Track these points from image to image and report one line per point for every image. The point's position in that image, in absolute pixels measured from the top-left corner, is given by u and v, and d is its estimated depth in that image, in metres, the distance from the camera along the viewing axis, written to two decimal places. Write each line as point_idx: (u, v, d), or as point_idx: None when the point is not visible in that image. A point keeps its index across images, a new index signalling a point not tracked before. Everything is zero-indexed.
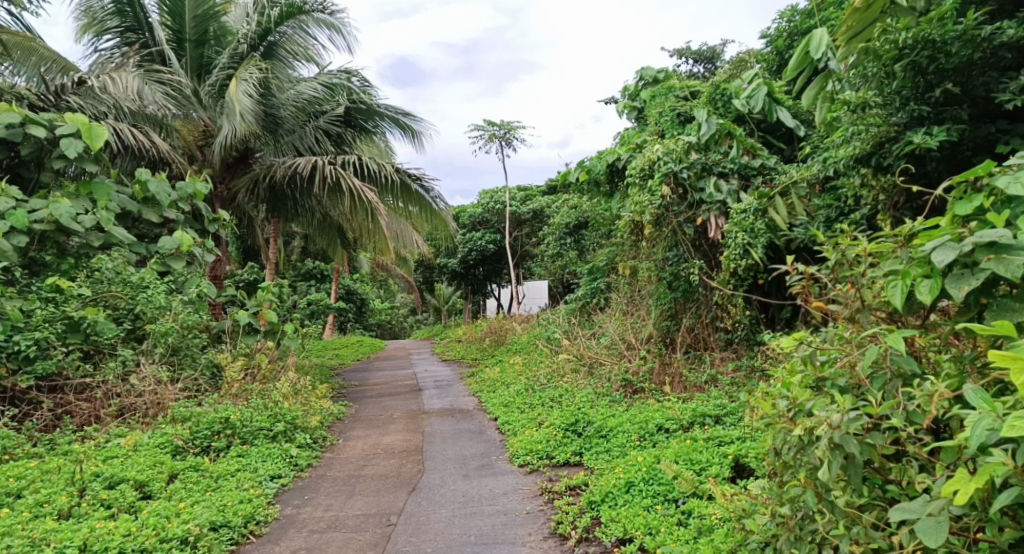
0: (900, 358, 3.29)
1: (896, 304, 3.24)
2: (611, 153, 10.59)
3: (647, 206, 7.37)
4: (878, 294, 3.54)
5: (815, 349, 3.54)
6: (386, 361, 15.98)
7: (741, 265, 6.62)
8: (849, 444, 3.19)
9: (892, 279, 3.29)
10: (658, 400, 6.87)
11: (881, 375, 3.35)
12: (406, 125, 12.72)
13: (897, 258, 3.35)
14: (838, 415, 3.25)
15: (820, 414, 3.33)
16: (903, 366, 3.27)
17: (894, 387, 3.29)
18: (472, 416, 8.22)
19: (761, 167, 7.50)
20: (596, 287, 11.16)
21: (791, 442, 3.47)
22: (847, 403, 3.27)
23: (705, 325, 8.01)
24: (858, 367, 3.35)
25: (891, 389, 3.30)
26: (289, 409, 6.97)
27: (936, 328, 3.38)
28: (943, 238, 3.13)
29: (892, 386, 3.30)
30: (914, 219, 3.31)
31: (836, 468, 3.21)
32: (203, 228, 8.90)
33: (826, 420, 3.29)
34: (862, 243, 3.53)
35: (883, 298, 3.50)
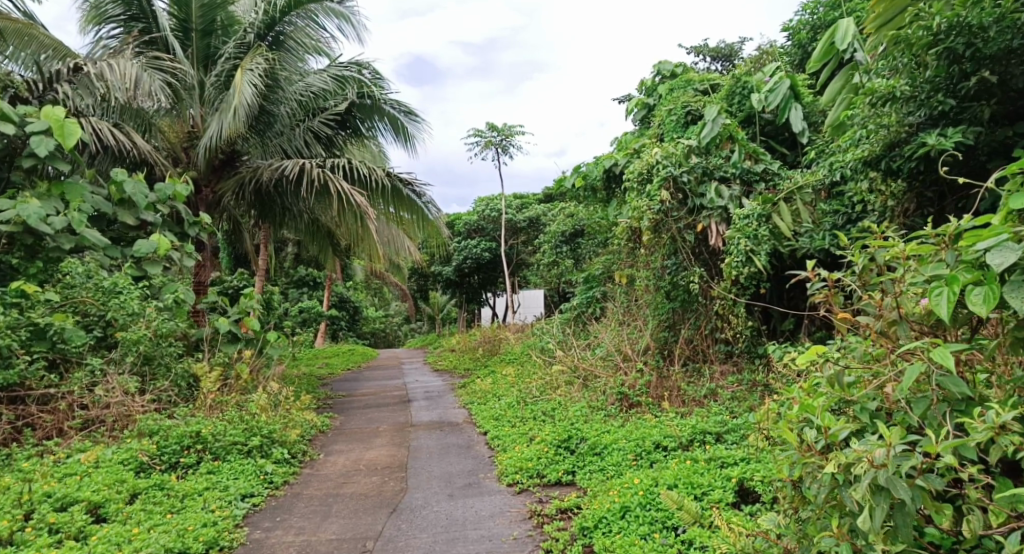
0: (946, 379, 3.03)
1: (943, 316, 2.94)
2: (608, 157, 10.27)
3: (645, 211, 7.06)
4: (916, 305, 3.25)
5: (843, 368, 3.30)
6: (376, 370, 15.60)
7: (743, 273, 6.29)
8: (898, 487, 2.89)
9: (937, 287, 2.99)
10: (655, 415, 6.54)
11: (924, 398, 3.10)
12: (399, 128, 12.42)
13: (940, 262, 3.10)
14: (883, 452, 2.96)
15: (860, 449, 3.04)
16: (951, 388, 3.01)
17: (940, 413, 3.05)
18: (461, 430, 7.86)
19: (764, 172, 7.14)
20: (591, 296, 10.86)
21: (820, 481, 3.17)
22: (894, 438, 2.98)
23: (705, 336, 7.66)
24: (895, 392, 3.12)
25: (935, 415, 3.05)
26: (267, 421, 6.61)
27: (979, 347, 3.14)
28: (999, 237, 2.86)
29: (937, 412, 3.04)
30: (962, 217, 3.03)
31: (881, 515, 2.90)
32: (183, 231, 8.60)
33: (866, 457, 3.00)
34: (898, 244, 3.25)
35: (922, 309, 3.22)
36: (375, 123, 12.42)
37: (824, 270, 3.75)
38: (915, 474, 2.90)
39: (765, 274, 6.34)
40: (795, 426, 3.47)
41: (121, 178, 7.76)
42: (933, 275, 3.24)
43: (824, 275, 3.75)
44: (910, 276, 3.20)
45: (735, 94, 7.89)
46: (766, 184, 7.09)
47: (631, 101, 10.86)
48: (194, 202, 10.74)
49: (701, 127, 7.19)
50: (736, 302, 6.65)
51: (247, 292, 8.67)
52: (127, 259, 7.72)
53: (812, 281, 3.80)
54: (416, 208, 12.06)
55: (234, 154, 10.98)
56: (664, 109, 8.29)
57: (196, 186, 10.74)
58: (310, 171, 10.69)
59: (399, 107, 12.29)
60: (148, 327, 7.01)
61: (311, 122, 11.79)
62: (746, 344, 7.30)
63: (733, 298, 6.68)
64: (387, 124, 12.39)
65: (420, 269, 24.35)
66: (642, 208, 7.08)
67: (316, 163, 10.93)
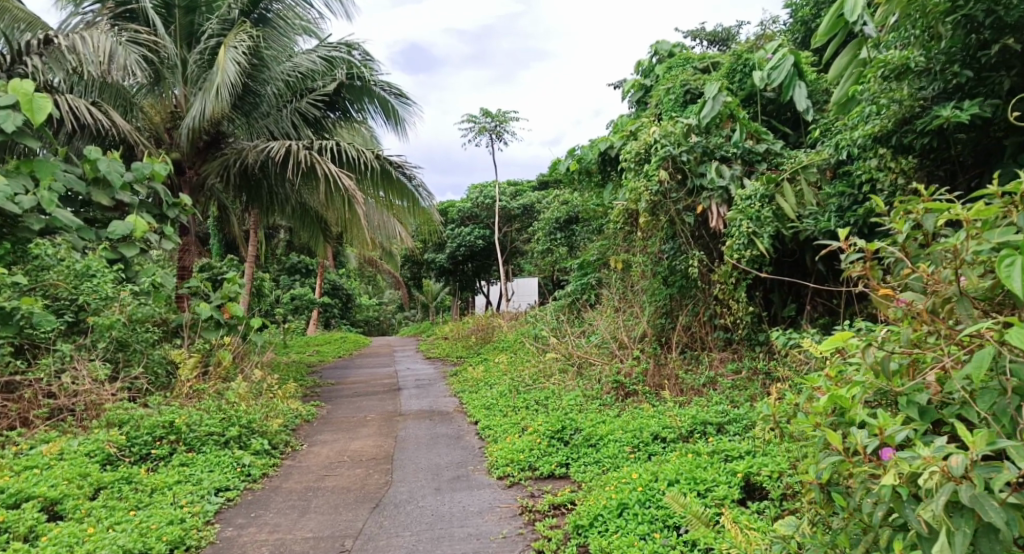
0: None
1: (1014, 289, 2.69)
2: (604, 139, 9.95)
3: (642, 192, 6.75)
4: (979, 283, 2.99)
5: (891, 353, 3.00)
6: (367, 358, 15.31)
7: (745, 256, 6.02)
8: (986, 508, 2.56)
9: (1010, 256, 2.73)
10: (653, 404, 6.28)
11: (992, 390, 2.79)
12: (389, 110, 12.04)
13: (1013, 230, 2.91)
14: (965, 463, 2.64)
15: (933, 457, 2.70)
16: None
17: (1011, 406, 2.74)
18: (451, 419, 7.58)
19: (767, 151, 6.84)
20: (586, 282, 10.58)
21: (878, 496, 2.81)
22: (978, 446, 2.66)
23: (703, 323, 7.39)
24: (959, 381, 2.82)
25: (1005, 409, 2.75)
26: (246, 411, 6.31)
27: None
28: None
29: (1008, 405, 2.75)
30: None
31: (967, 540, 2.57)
32: (162, 214, 8.28)
33: (940, 467, 2.68)
34: (962, 209, 3.01)
35: (987, 284, 2.97)
36: (365, 104, 12.07)
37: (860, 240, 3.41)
38: (996, 485, 2.58)
39: (768, 257, 6.06)
40: (823, 420, 3.18)
41: (95, 156, 7.46)
42: (970, 249, 2.96)
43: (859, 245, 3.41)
44: (975, 245, 2.95)
45: (736, 72, 7.57)
46: (770, 165, 6.78)
47: (627, 82, 10.55)
48: (177, 185, 10.38)
49: (701, 106, 6.81)
50: (737, 286, 6.35)
51: (230, 276, 8.35)
52: (102, 241, 7.44)
53: (847, 252, 3.48)
54: (407, 191, 11.73)
55: (218, 135, 10.62)
56: (662, 88, 7.96)
57: (179, 168, 10.38)
58: (297, 153, 10.33)
59: (389, 88, 11.92)
60: (122, 311, 6.71)
61: (298, 103, 11.43)
62: (748, 332, 7.02)
63: (734, 283, 6.38)
64: (377, 106, 12.04)
65: (413, 256, 24.03)
66: (640, 189, 6.77)
67: (303, 145, 10.58)
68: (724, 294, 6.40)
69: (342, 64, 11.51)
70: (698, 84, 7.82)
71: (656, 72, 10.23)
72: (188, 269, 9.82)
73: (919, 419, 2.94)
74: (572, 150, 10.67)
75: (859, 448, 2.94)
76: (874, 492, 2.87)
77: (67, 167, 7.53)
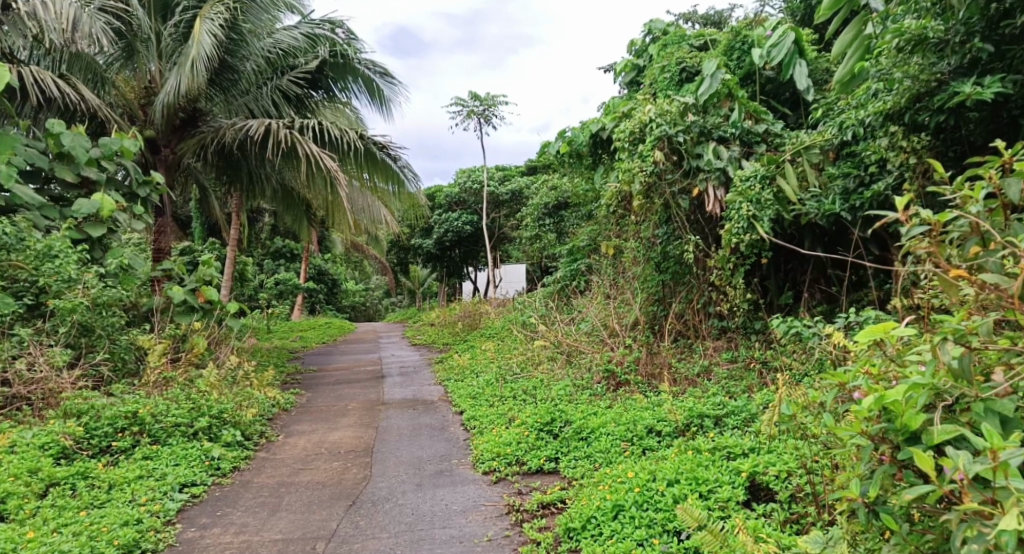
0: None
1: None
2: (595, 121, 9.61)
3: (637, 172, 6.43)
4: None
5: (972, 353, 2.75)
6: (351, 345, 14.95)
7: (744, 241, 5.72)
8: None
9: None
10: (648, 394, 6.00)
11: None
12: (374, 89, 11.62)
13: None
14: None
15: None
16: None
17: None
18: (435, 409, 7.27)
19: (765, 133, 6.50)
20: (576, 268, 10.27)
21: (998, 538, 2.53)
22: None
23: (696, 310, 7.13)
24: None
25: None
26: (217, 400, 5.97)
27: None
28: None
29: None
30: None
31: None
32: (131, 191, 7.91)
33: None
34: None
35: None
36: (349, 83, 11.64)
37: (923, 212, 3.16)
38: None
39: (768, 242, 5.76)
40: (870, 425, 2.88)
41: (58, 130, 7.12)
42: None
43: (923, 218, 3.14)
44: None
45: (734, 50, 7.27)
46: (769, 147, 6.46)
47: (619, 63, 10.26)
48: (152, 163, 9.95)
49: (699, 84, 6.50)
50: (735, 273, 6.01)
51: (205, 259, 7.96)
52: (66, 220, 7.08)
53: (907, 226, 3.19)
54: (391, 172, 11.33)
55: (196, 113, 10.20)
56: (656, 66, 7.63)
57: (155, 147, 9.96)
58: (277, 132, 9.93)
59: (374, 67, 11.50)
60: (86, 294, 6.33)
61: (279, 80, 11.00)
62: (745, 319, 6.74)
63: (732, 268, 6.05)
64: (361, 85, 11.61)
65: (399, 241, 23.63)
66: (633, 170, 6.45)
67: (284, 123, 10.17)
68: (722, 280, 6.07)
69: (325, 41, 11.09)
70: (694, 63, 7.52)
71: (649, 53, 9.92)
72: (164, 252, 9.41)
73: (1002, 427, 2.70)
74: (562, 132, 10.32)
75: (958, 472, 2.65)
76: (979, 526, 2.58)
77: (29, 141, 7.17)
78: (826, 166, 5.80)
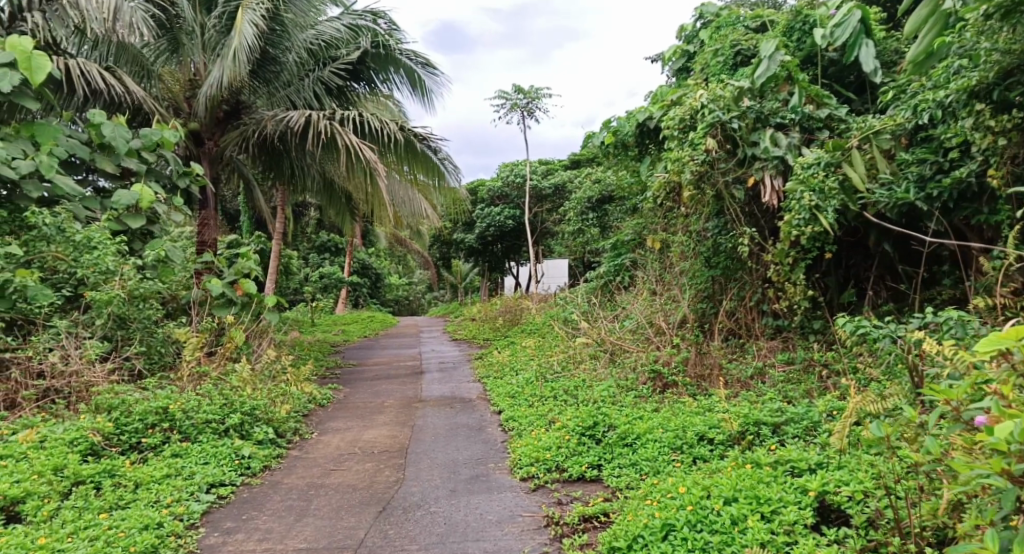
0: None
1: None
2: (642, 110, 9.26)
3: (687, 161, 6.09)
4: None
5: None
6: (393, 339, 14.83)
7: (806, 233, 5.35)
8: None
9: None
10: (699, 398, 5.68)
11: None
12: (416, 81, 11.42)
13: None
14: None
15: None
16: None
17: None
18: (474, 408, 7.03)
19: (829, 118, 6.16)
20: (620, 263, 9.93)
21: None
22: None
23: (749, 308, 6.78)
24: None
25: None
26: (250, 396, 5.82)
27: None
28: None
29: None
30: None
31: None
32: (172, 183, 7.80)
33: None
34: None
35: None
36: (390, 74, 11.46)
37: None
38: None
39: (832, 234, 5.38)
40: None
41: (99, 120, 7.03)
42: None
43: None
44: None
45: (793, 30, 7.08)
46: (833, 132, 6.11)
47: (668, 50, 9.94)
48: (195, 156, 9.89)
49: (755, 66, 6.11)
50: (794, 268, 5.64)
51: (244, 251, 7.84)
52: (106, 211, 6.99)
53: None
54: (432, 164, 11.11)
55: (238, 105, 10.13)
56: (709, 49, 7.32)
57: (198, 139, 9.91)
58: (317, 123, 9.82)
59: (416, 58, 11.29)
60: (122, 285, 6.22)
61: (321, 71, 10.87)
62: (804, 319, 6.36)
63: (791, 263, 5.66)
64: (403, 75, 11.42)
65: (441, 236, 23.48)
66: (684, 159, 6.10)
67: (324, 114, 10.06)
68: (779, 276, 5.70)
69: (367, 32, 10.93)
70: (749, 45, 7.21)
71: (699, 40, 9.55)
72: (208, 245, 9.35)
73: None
74: (607, 123, 9.99)
75: None
76: None
77: (71, 131, 7.11)
78: (901, 152, 5.41)
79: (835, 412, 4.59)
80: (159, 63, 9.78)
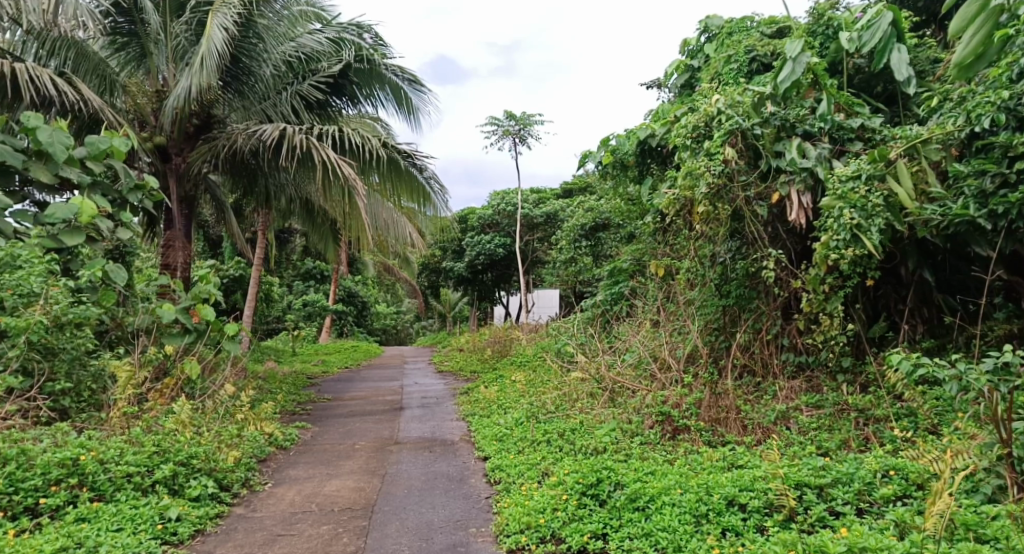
0: None
1: None
2: (644, 126, 8.51)
3: (703, 173, 5.32)
4: None
5: None
6: (375, 370, 13.92)
7: (846, 257, 4.58)
8: None
9: None
10: (718, 449, 4.88)
11: None
12: (402, 99, 10.54)
13: None
14: None
15: None
16: None
17: None
18: (455, 453, 6.16)
19: (860, 128, 5.45)
20: (618, 292, 9.12)
21: None
22: None
23: (767, 342, 6.01)
24: None
25: None
26: (190, 440, 4.96)
27: None
28: None
29: None
30: None
31: None
32: (121, 198, 6.89)
33: None
34: None
35: None
36: (375, 91, 10.54)
37: None
38: None
39: (877, 258, 4.62)
40: None
41: (35, 125, 6.24)
42: None
43: None
44: None
45: (816, 35, 6.38)
46: (865, 144, 5.41)
47: (671, 65, 9.29)
48: (160, 172, 8.99)
49: (778, 70, 5.41)
50: (830, 297, 4.86)
51: (202, 274, 6.97)
52: (38, 227, 6.08)
53: None
54: (416, 184, 10.27)
55: (210, 119, 9.27)
56: (721, 56, 6.63)
57: (165, 155, 9.04)
58: (292, 137, 9.01)
59: (402, 74, 10.45)
60: (45, 311, 5.33)
61: (300, 85, 9.96)
62: (840, 357, 5.55)
63: (826, 291, 4.89)
64: (389, 93, 10.53)
65: (429, 263, 22.59)
66: (699, 169, 5.31)
67: (301, 129, 9.24)
68: (811, 307, 4.92)
69: (351, 45, 10.11)
70: (766, 51, 6.52)
71: (704, 54, 8.85)
72: (174, 269, 8.77)
73: None
74: (604, 141, 9.23)
75: None
76: None
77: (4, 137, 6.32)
78: (952, 164, 4.73)
79: (892, 473, 3.78)
80: (124, 72, 8.96)
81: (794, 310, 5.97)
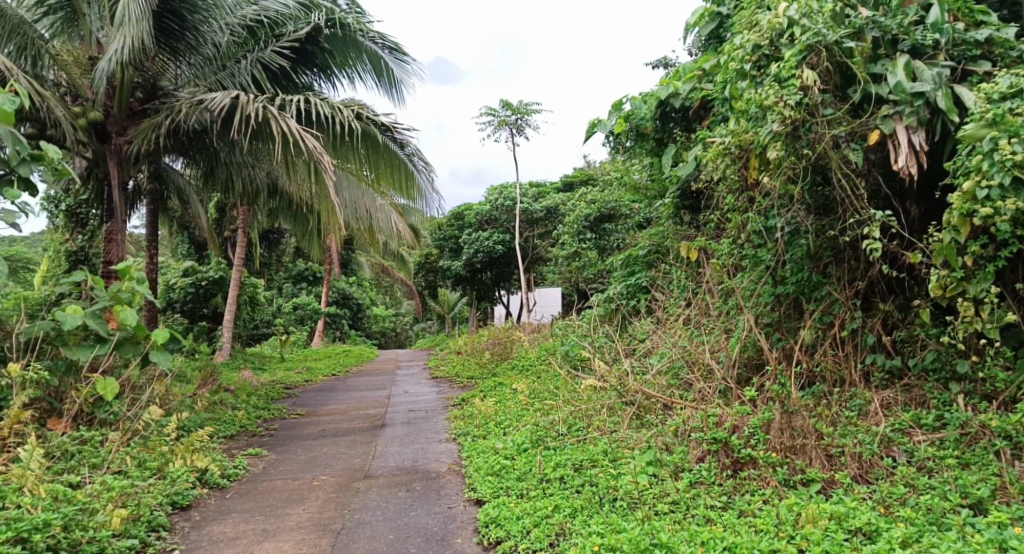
0: None
1: None
2: (666, 84, 6.90)
3: (774, 106, 3.80)
4: None
5: None
6: (361, 378, 12.29)
7: (1006, 213, 3.17)
8: None
9: None
10: (815, 503, 3.39)
11: None
12: (382, 71, 8.26)
13: None
14: None
15: None
16: None
17: None
18: (438, 494, 4.61)
19: (986, 43, 3.93)
20: (636, 284, 7.56)
21: None
22: None
23: (847, 338, 4.49)
24: None
25: None
26: (43, 500, 3.76)
27: None
28: None
29: None
30: None
31: None
32: (9, 170, 5.39)
33: None
34: None
35: None
36: (353, 62, 8.32)
37: None
38: None
39: None
40: None
41: None
42: None
43: None
44: None
45: None
46: (994, 64, 3.88)
47: (693, 15, 7.64)
48: (99, 155, 7.03)
49: None
50: (976, 275, 3.46)
51: (125, 267, 5.35)
52: None
53: None
54: (397, 161, 8.47)
55: (155, 91, 7.36)
56: None
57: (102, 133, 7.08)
58: (247, 105, 7.15)
59: (382, 41, 8.13)
60: None
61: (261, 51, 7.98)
62: (970, 358, 4.04)
63: (966, 267, 3.50)
64: (367, 65, 8.26)
65: (424, 262, 20.91)
66: (767, 100, 3.81)
67: (259, 96, 7.40)
68: (942, 289, 3.55)
69: (321, 7, 8.02)
70: None
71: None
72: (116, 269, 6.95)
73: None
74: (617, 107, 7.58)
75: None
76: None
77: None
78: None
79: None
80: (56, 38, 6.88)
81: (879, 296, 4.46)
